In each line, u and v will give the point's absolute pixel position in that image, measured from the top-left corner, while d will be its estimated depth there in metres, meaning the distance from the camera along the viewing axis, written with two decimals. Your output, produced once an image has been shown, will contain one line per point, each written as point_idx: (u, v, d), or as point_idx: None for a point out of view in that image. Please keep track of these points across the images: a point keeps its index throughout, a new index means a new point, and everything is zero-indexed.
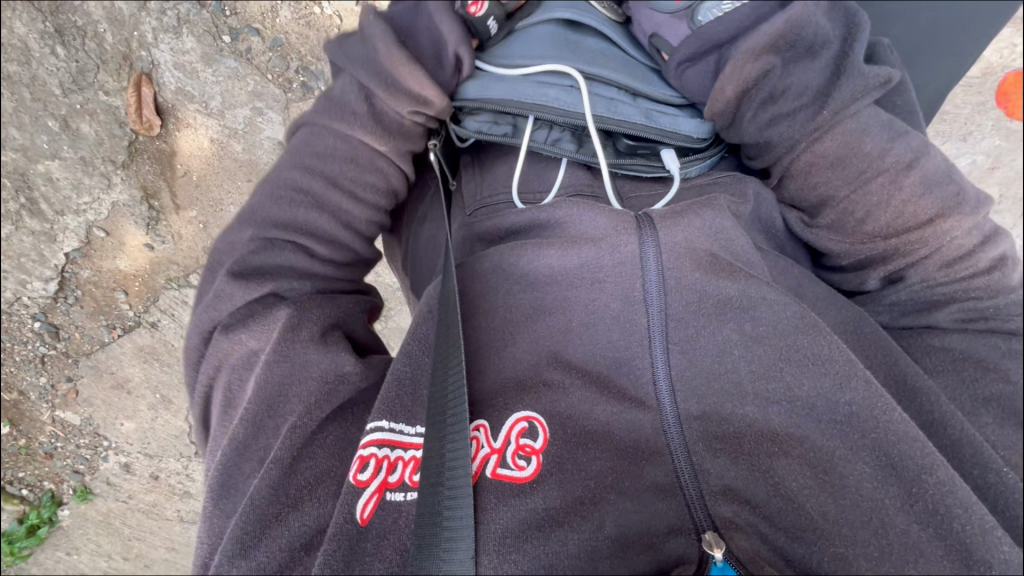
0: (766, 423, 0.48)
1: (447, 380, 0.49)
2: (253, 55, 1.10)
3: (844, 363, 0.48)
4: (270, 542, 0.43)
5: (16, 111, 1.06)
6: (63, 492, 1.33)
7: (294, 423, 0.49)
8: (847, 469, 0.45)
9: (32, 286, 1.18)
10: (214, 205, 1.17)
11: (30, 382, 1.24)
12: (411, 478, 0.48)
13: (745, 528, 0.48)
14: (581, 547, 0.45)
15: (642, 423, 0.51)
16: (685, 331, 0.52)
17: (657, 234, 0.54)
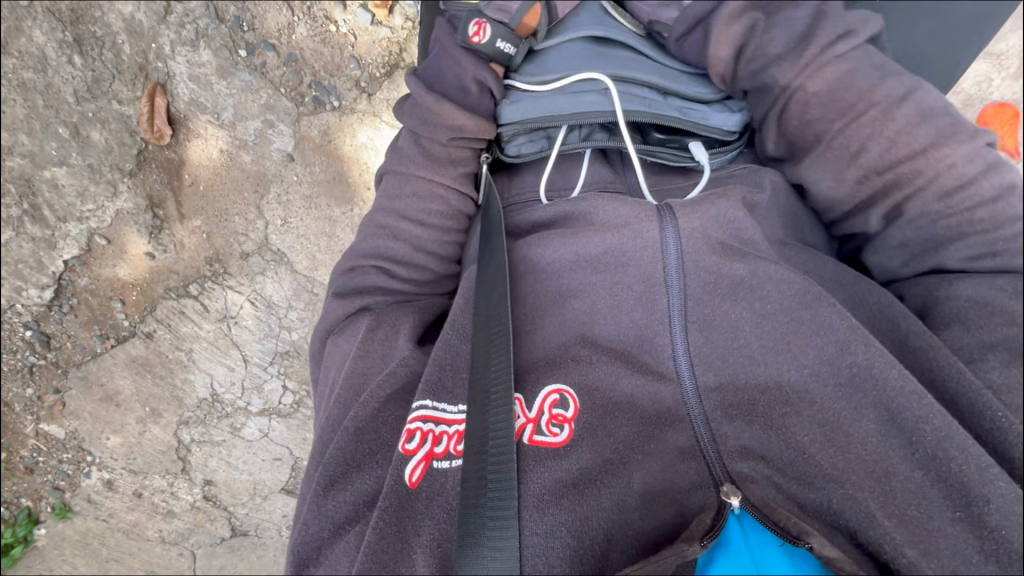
0: (778, 387, 0.50)
1: (490, 362, 0.54)
2: (268, 69, 1.13)
3: (845, 330, 0.49)
4: (338, 497, 0.54)
5: (28, 118, 1.08)
6: (40, 510, 1.29)
7: (362, 403, 0.57)
8: (852, 427, 0.46)
9: (27, 293, 1.17)
10: (219, 215, 1.18)
11: (16, 393, 1.22)
12: (456, 448, 0.53)
13: (761, 480, 0.47)
14: (613, 501, 0.48)
15: (663, 395, 0.53)
16: (705, 310, 0.54)
17: (676, 219, 0.56)
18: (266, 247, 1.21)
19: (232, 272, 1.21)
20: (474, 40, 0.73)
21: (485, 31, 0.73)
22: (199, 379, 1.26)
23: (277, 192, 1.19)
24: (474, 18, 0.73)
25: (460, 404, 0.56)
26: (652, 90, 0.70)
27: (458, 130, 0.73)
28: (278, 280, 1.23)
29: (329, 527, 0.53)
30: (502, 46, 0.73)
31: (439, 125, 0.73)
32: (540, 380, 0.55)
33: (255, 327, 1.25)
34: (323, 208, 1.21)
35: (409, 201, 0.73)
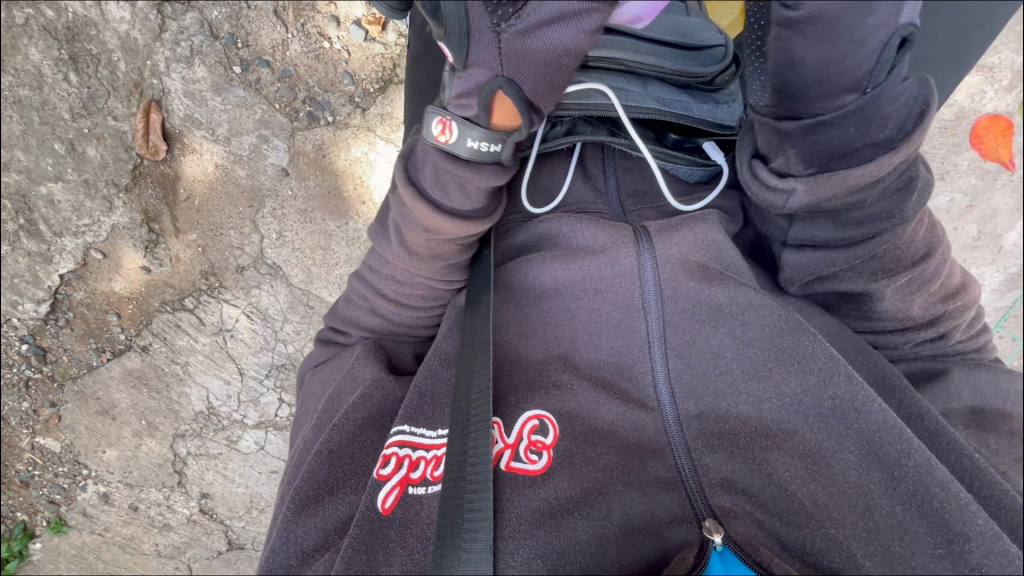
0: (758, 420, 0.50)
1: (473, 383, 0.54)
2: (262, 85, 1.14)
3: (826, 361, 0.49)
4: (306, 523, 0.53)
5: (24, 133, 1.08)
6: (36, 524, 1.28)
7: (337, 426, 0.57)
8: (834, 459, 0.46)
9: (23, 307, 1.17)
10: (215, 228, 1.18)
11: (12, 407, 1.21)
12: (432, 473, 0.53)
13: (742, 516, 0.48)
14: (590, 533, 0.47)
15: (644, 423, 0.54)
16: (682, 337, 0.55)
17: (653, 246, 0.57)
18: (262, 261, 1.21)
19: (228, 285, 1.21)
20: (442, 141, 0.56)
21: (452, 129, 0.55)
22: (195, 392, 1.25)
23: (272, 207, 1.19)
24: (437, 113, 0.55)
25: (439, 428, 0.56)
26: (631, 79, 0.68)
27: (436, 232, 0.61)
28: (274, 293, 1.23)
29: (298, 554, 0.52)
30: (476, 145, 0.56)
31: (414, 225, 0.62)
32: (520, 404, 0.55)
33: (251, 340, 1.25)
34: (318, 221, 1.22)
35: (403, 270, 0.66)
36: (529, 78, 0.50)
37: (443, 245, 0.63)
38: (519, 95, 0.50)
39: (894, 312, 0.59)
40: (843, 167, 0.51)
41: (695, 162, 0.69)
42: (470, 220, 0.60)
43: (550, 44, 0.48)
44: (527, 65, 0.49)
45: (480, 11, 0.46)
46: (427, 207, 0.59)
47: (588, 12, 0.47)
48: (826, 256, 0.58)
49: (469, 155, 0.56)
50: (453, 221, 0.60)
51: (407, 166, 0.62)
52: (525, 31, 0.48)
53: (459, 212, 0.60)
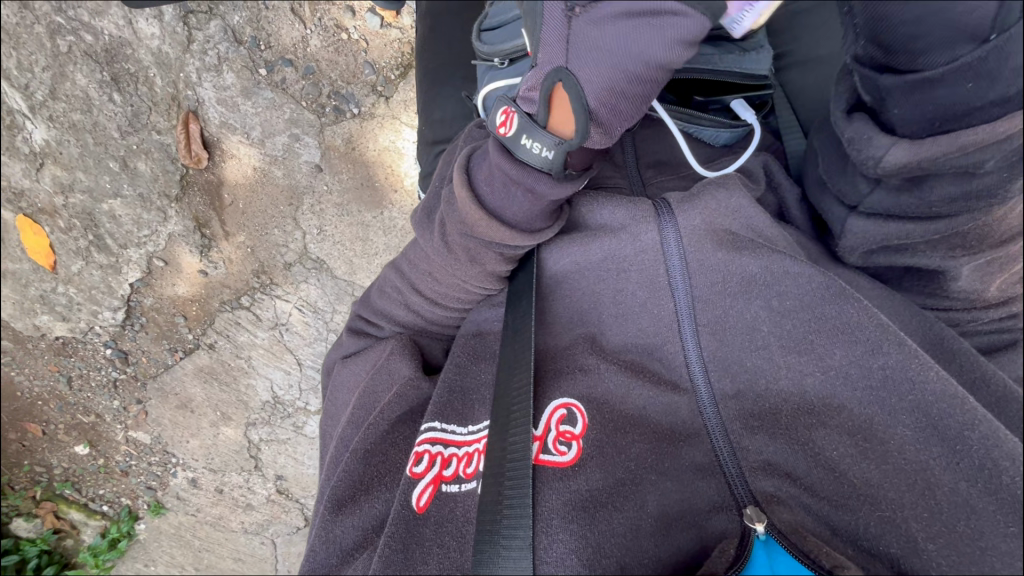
0: (803, 397, 0.50)
1: (514, 379, 0.54)
2: (289, 84, 1.15)
3: (875, 331, 0.47)
4: (346, 523, 0.56)
5: (81, 155, 1.15)
6: (138, 508, 1.43)
7: (370, 426, 0.60)
8: (888, 434, 0.45)
9: (102, 316, 1.26)
10: (260, 229, 1.24)
11: (105, 405, 1.33)
12: (464, 471, 0.55)
13: (787, 500, 0.47)
14: (626, 525, 0.48)
15: (678, 407, 0.54)
16: (715, 313, 0.54)
17: (675, 217, 0.55)
18: (307, 256, 1.26)
19: (278, 281, 1.27)
20: (500, 132, 0.55)
21: (513, 121, 0.54)
22: (260, 383, 1.34)
23: (310, 203, 1.23)
24: (503, 104, 0.54)
25: (468, 424, 0.58)
26: None
27: (469, 226, 0.59)
28: (321, 286, 1.28)
29: (338, 553, 0.55)
30: (529, 144, 0.53)
31: (452, 213, 0.60)
32: (547, 392, 0.56)
33: (305, 332, 1.31)
34: (355, 214, 1.25)
35: (437, 270, 0.64)
36: (590, 80, 0.47)
37: (475, 245, 0.60)
38: (581, 100, 0.48)
39: (966, 292, 0.55)
40: (950, 130, 0.44)
41: (722, 124, 0.65)
42: (506, 226, 0.57)
43: (632, 55, 0.45)
44: (600, 67, 0.46)
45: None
46: (466, 194, 0.58)
47: (668, 15, 0.42)
48: (898, 228, 0.52)
49: (520, 153, 0.54)
50: (485, 219, 0.57)
51: (468, 158, 0.61)
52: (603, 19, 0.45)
53: (499, 214, 0.57)
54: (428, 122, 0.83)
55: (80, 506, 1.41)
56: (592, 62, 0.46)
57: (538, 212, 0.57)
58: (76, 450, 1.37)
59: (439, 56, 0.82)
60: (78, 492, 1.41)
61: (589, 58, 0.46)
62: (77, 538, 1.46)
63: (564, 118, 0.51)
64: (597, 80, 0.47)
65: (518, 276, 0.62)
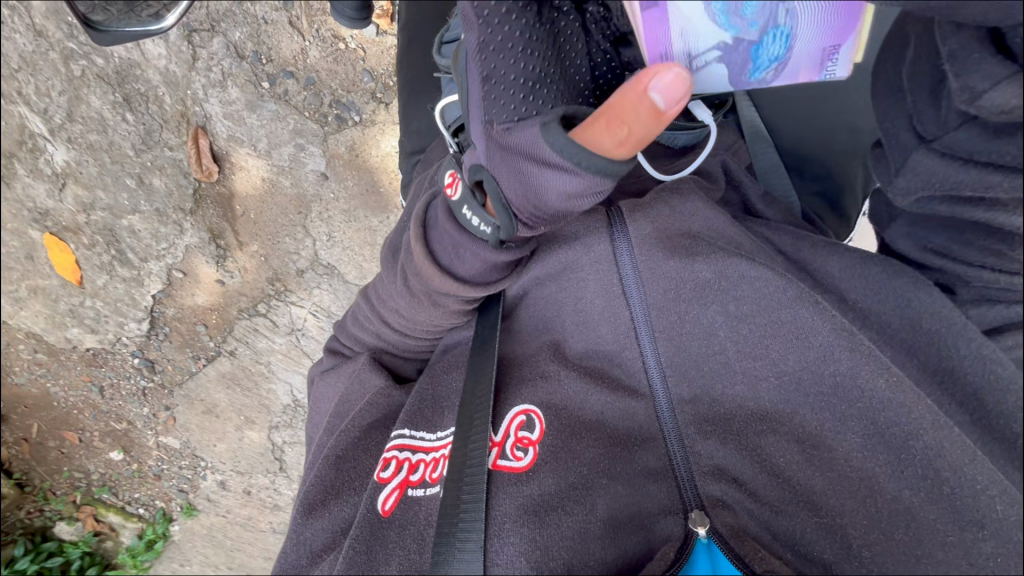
0: (756, 404, 0.53)
1: (478, 389, 0.58)
2: (291, 96, 1.18)
3: (828, 337, 0.49)
4: (315, 526, 0.60)
5: (100, 174, 1.20)
6: (172, 510, 1.49)
7: (341, 434, 0.65)
8: (836, 442, 0.49)
9: (128, 327, 1.31)
10: (272, 238, 1.27)
11: (135, 412, 1.38)
12: (429, 476, 0.59)
13: (731, 504, 0.52)
14: (574, 530, 0.51)
15: (636, 412, 0.57)
16: (669, 319, 0.57)
17: (626, 228, 0.59)
18: (318, 262, 1.29)
19: (292, 288, 1.30)
20: (448, 192, 0.60)
21: (456, 189, 0.59)
22: (280, 387, 1.38)
23: (319, 211, 1.25)
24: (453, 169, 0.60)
25: (435, 432, 0.62)
26: None
27: (427, 280, 0.62)
28: (334, 291, 1.31)
29: (307, 555, 0.60)
30: (467, 215, 0.58)
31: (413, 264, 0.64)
32: (509, 400, 0.60)
33: (320, 336, 1.34)
34: (362, 220, 1.27)
35: (403, 306, 0.67)
36: (509, 189, 0.53)
37: (435, 295, 0.63)
38: (500, 200, 0.54)
39: None
40: None
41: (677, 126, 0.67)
42: (460, 283, 0.61)
43: (534, 175, 0.50)
44: (514, 178, 0.52)
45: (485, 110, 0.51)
46: (422, 252, 0.61)
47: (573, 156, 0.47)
48: None
49: (459, 219, 0.59)
50: (440, 276, 0.61)
51: (428, 208, 0.64)
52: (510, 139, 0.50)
53: (452, 271, 0.61)
54: (410, 133, 0.85)
55: (118, 509, 1.48)
56: (511, 177, 0.52)
57: (492, 268, 0.61)
58: (111, 455, 1.43)
59: (418, 65, 0.84)
60: (115, 496, 1.47)
61: (509, 173, 0.52)
62: (117, 540, 1.53)
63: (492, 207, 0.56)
64: (515, 192, 0.52)
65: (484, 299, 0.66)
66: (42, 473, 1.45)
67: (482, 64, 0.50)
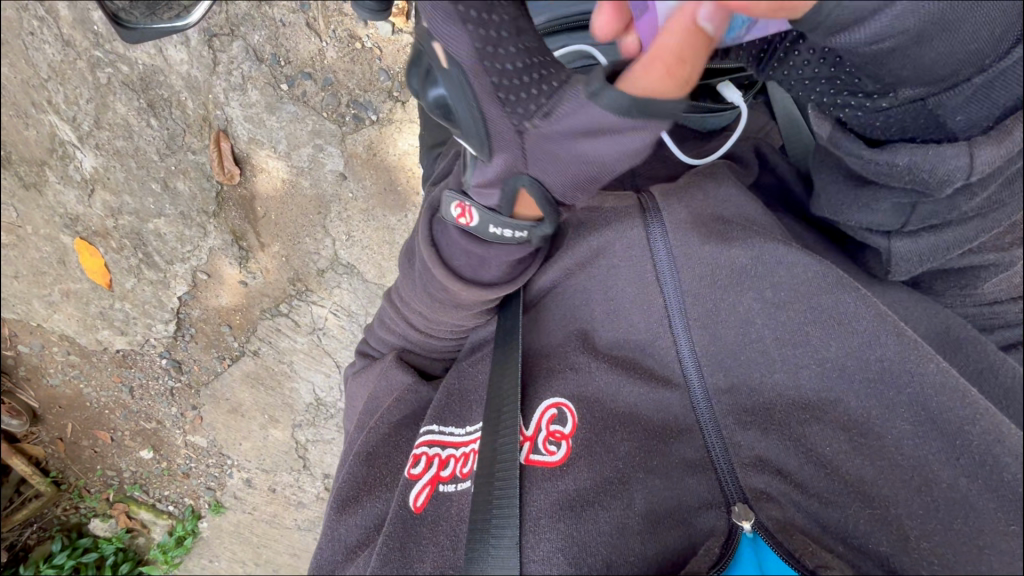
0: (799, 394, 0.53)
1: (504, 381, 0.60)
2: (309, 97, 1.19)
3: (872, 322, 0.51)
4: (349, 522, 0.62)
5: (127, 179, 1.22)
6: (201, 507, 1.52)
7: (370, 430, 0.67)
8: (883, 430, 0.49)
9: (156, 328, 1.34)
10: (292, 238, 1.28)
11: (164, 411, 1.42)
12: (460, 470, 0.60)
13: (777, 496, 0.51)
14: (611, 524, 0.51)
15: (671, 402, 0.57)
16: (704, 306, 0.58)
17: (661, 214, 0.61)
18: (338, 262, 1.30)
19: (313, 288, 1.32)
20: (461, 222, 0.58)
21: (472, 214, 0.57)
22: (303, 386, 1.40)
23: (338, 210, 1.26)
24: (455, 198, 0.57)
25: (464, 425, 0.63)
26: None
27: (452, 293, 0.64)
28: (354, 290, 1.33)
29: (343, 550, 0.62)
30: (497, 230, 0.57)
31: (433, 280, 0.65)
32: (538, 394, 0.60)
33: (341, 335, 1.36)
34: (381, 219, 1.29)
35: (425, 309, 0.68)
36: (554, 183, 0.49)
37: (462, 302, 0.65)
38: (544, 197, 0.50)
39: None
40: None
41: (705, 110, 0.71)
42: (485, 288, 0.62)
43: (590, 152, 0.46)
44: (568, 165, 0.48)
45: (502, 117, 0.45)
46: (445, 272, 0.62)
47: (634, 135, 0.43)
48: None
49: (489, 235, 0.58)
50: (467, 287, 0.62)
51: (431, 225, 0.64)
52: (551, 128, 0.45)
53: (477, 278, 0.62)
54: (430, 129, 0.86)
55: (149, 506, 1.52)
56: (553, 170, 0.48)
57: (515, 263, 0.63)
58: (142, 454, 1.47)
59: None
60: (146, 493, 1.51)
61: (551, 166, 0.48)
62: (148, 536, 1.57)
63: (528, 209, 0.54)
64: (558, 181, 0.49)
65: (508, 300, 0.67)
66: (76, 472, 1.50)
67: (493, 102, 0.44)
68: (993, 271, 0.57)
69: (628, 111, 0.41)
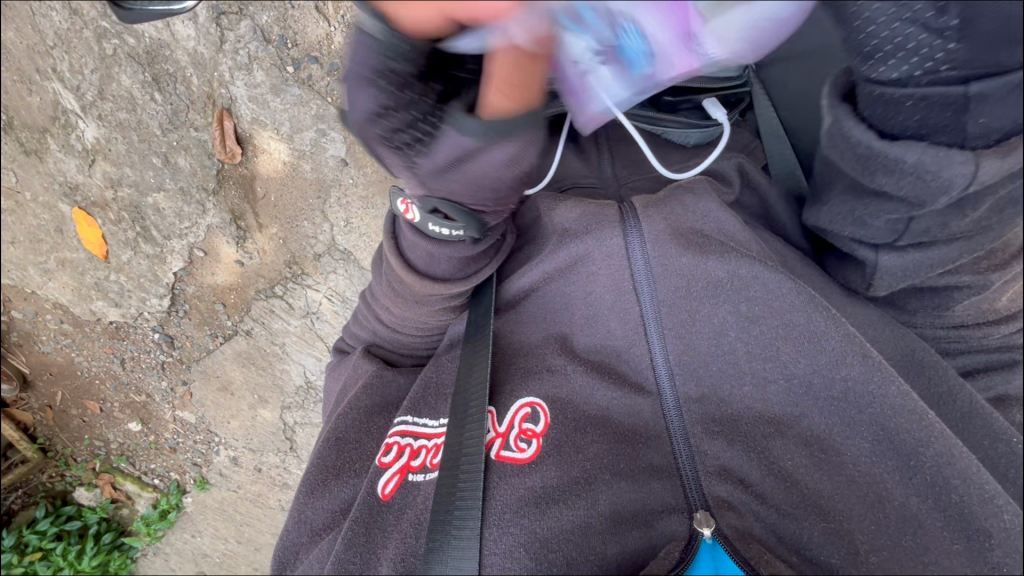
0: (766, 408, 0.55)
1: (473, 376, 0.61)
2: (315, 81, 1.19)
3: (840, 345, 0.54)
4: (316, 506, 0.64)
5: (128, 152, 1.22)
6: (186, 482, 1.53)
7: (339, 417, 0.67)
8: (844, 447, 0.52)
9: (150, 303, 1.34)
10: (291, 220, 1.28)
11: (154, 385, 1.42)
12: (429, 462, 0.61)
13: (737, 506, 0.53)
14: (574, 523, 0.53)
15: (642, 408, 0.59)
16: (678, 317, 0.59)
17: (639, 223, 0.60)
18: (335, 248, 1.31)
19: (309, 272, 1.32)
20: (409, 217, 0.60)
21: (415, 209, 0.59)
22: (294, 368, 1.41)
23: (337, 196, 1.27)
24: (399, 194, 0.59)
25: (437, 419, 0.64)
26: None
27: (409, 284, 0.67)
28: (349, 277, 1.33)
29: (309, 532, 0.63)
30: (436, 228, 0.59)
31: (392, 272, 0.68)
32: (515, 392, 0.62)
33: (335, 321, 1.37)
34: (379, 207, 1.29)
35: (388, 296, 0.70)
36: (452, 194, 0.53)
37: (421, 294, 0.67)
38: (456, 207, 0.55)
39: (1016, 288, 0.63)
40: None
41: (688, 125, 0.75)
42: (443, 282, 0.66)
43: (473, 171, 0.49)
44: (467, 185, 0.51)
45: (389, 154, 0.51)
46: (402, 263, 0.65)
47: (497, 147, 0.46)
48: None
49: (430, 229, 0.60)
50: (423, 280, 0.65)
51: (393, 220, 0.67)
52: (433, 158, 0.49)
53: (435, 272, 0.65)
54: None
55: (134, 479, 1.52)
56: (448, 187, 0.52)
57: (469, 259, 0.66)
58: (130, 426, 1.47)
59: None
60: (132, 465, 1.52)
61: (445, 185, 0.52)
62: (133, 508, 1.58)
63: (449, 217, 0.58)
64: (459, 193, 0.52)
65: (483, 297, 0.68)
66: (65, 440, 1.51)
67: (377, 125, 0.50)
68: (966, 293, 0.59)
69: (483, 135, 0.44)
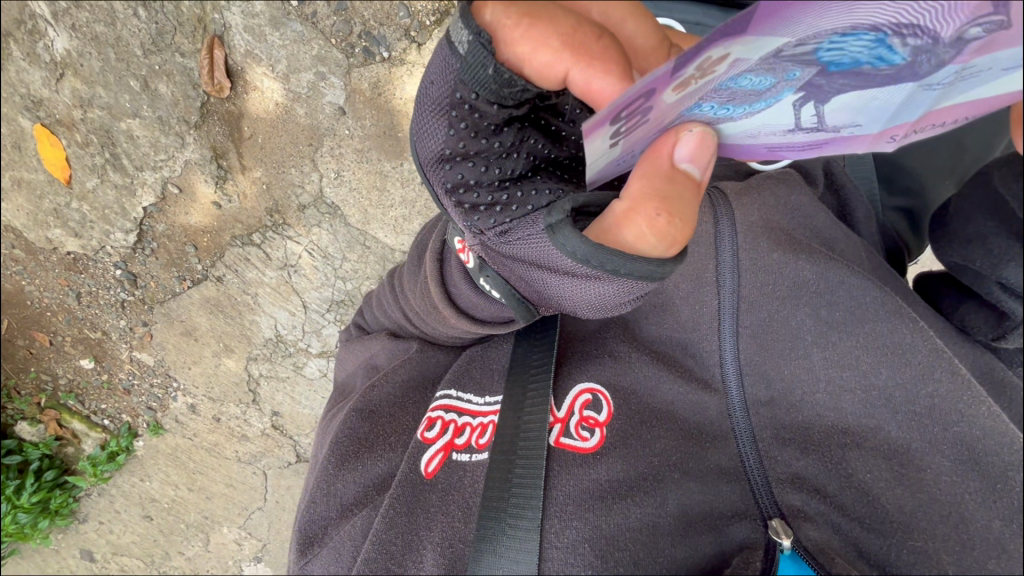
0: (840, 419, 0.53)
1: (533, 356, 0.63)
2: (319, 19, 1.11)
3: (928, 354, 0.49)
4: (345, 480, 0.63)
5: (103, 70, 1.12)
6: (138, 426, 1.47)
7: (373, 390, 0.69)
8: (924, 462, 0.48)
9: (114, 237, 1.26)
10: (278, 166, 1.21)
11: (112, 323, 1.34)
12: (475, 442, 0.62)
13: (816, 519, 0.52)
14: (642, 522, 0.54)
15: (708, 405, 0.59)
16: (758, 316, 0.56)
17: (733, 212, 0.58)
18: (322, 201, 1.24)
19: (291, 222, 1.26)
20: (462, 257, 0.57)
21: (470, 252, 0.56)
22: (264, 321, 1.35)
23: (331, 146, 1.20)
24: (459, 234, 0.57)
25: (481, 396, 0.66)
26: None
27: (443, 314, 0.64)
28: (334, 232, 1.27)
29: (338, 507, 0.63)
30: (486, 285, 0.57)
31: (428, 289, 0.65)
32: (573, 375, 0.63)
33: (313, 276, 1.32)
34: (374, 161, 1.22)
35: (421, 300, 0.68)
36: (514, 280, 0.53)
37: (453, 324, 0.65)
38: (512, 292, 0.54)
39: None
40: None
41: None
42: (476, 323, 0.62)
43: (546, 275, 0.50)
44: (520, 274, 0.52)
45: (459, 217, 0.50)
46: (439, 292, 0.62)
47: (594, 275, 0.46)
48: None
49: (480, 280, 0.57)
50: (456, 317, 0.62)
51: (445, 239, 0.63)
52: (506, 242, 0.49)
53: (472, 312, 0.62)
54: None
55: (83, 417, 1.46)
56: (517, 278, 0.53)
57: None
58: (81, 363, 1.39)
59: None
60: (81, 403, 1.45)
61: (512, 271, 0.52)
62: (78, 447, 1.51)
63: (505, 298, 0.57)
64: (523, 286, 0.53)
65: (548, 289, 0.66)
66: (8, 370, 1.42)
67: (443, 173, 0.49)
68: None
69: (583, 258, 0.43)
